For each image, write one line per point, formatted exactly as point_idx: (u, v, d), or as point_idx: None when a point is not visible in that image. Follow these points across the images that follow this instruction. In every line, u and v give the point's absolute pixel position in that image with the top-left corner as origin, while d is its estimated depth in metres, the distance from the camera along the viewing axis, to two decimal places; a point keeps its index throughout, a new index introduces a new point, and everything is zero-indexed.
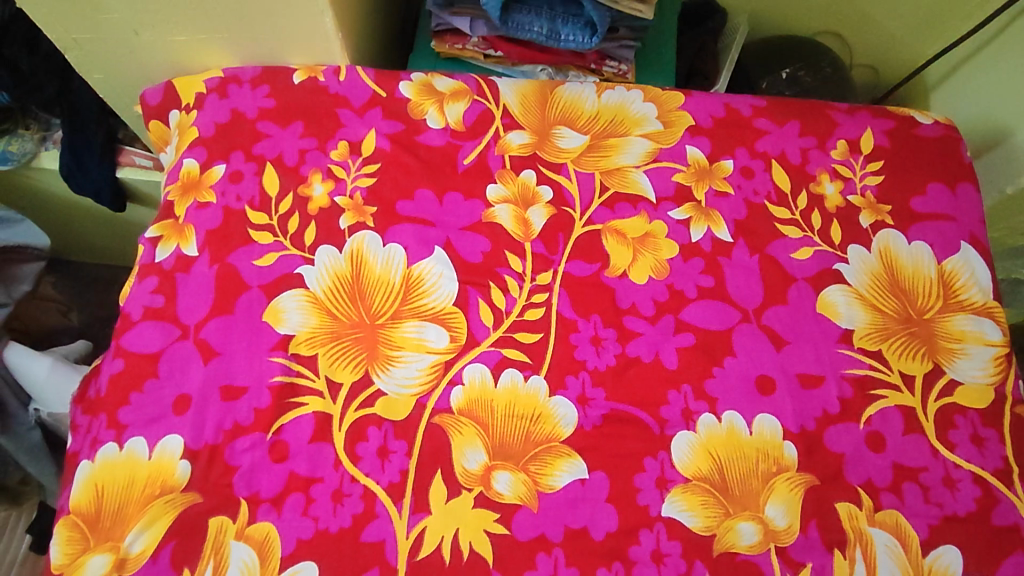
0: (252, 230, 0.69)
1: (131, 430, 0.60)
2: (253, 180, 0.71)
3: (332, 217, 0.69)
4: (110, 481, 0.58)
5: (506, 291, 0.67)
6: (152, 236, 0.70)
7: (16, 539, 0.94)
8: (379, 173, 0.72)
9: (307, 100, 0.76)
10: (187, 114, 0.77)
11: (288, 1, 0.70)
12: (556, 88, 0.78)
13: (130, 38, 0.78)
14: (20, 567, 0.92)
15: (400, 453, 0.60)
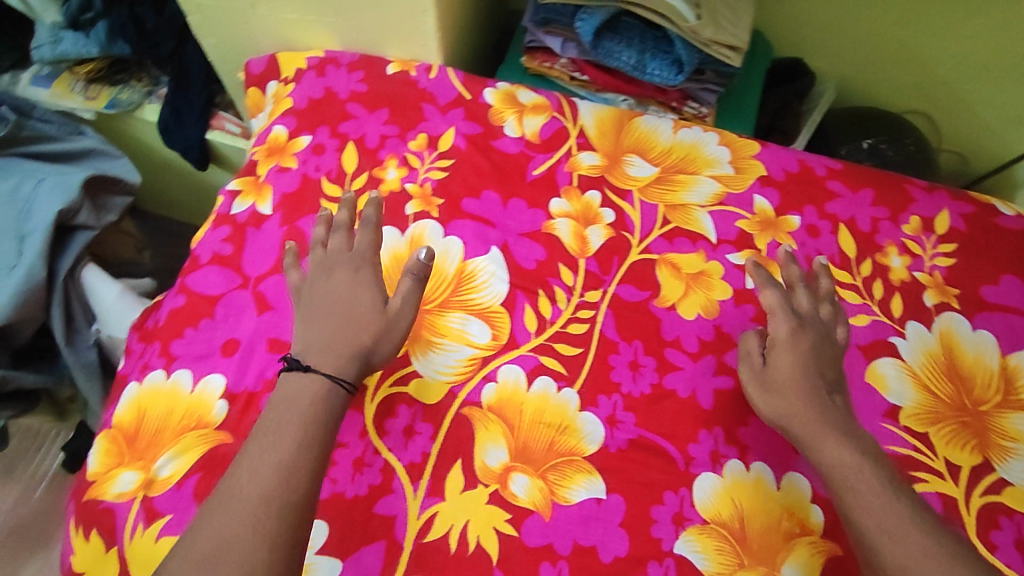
0: (325, 201, 0.73)
1: (180, 363, 0.64)
2: (334, 155, 0.76)
3: (400, 202, 0.73)
4: (153, 405, 0.62)
5: (554, 301, 0.68)
6: (233, 189, 0.75)
7: (50, 456, 1.02)
8: (451, 168, 0.75)
9: (396, 90, 0.80)
10: (285, 86, 0.84)
11: None
12: (634, 118, 0.79)
13: (247, 10, 0.85)
14: (50, 481, 1.00)
15: (426, 435, 0.61)
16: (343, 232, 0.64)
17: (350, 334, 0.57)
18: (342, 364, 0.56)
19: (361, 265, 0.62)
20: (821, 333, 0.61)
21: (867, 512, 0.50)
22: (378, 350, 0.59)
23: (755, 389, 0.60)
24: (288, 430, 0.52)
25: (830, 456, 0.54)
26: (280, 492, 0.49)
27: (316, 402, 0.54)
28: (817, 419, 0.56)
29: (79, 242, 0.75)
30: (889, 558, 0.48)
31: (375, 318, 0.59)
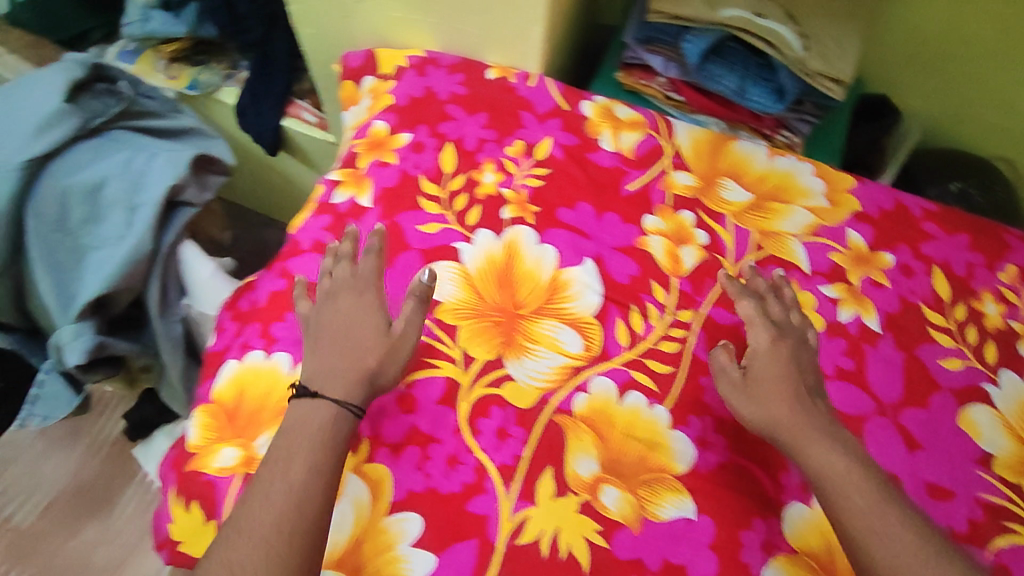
0: (423, 199, 0.74)
1: (280, 345, 0.65)
2: (432, 154, 0.77)
3: (497, 206, 0.74)
4: (252, 384, 0.63)
5: (646, 317, 0.69)
6: (334, 178, 0.76)
7: (111, 422, 1.10)
8: (548, 177, 0.76)
9: (495, 95, 0.81)
10: (385, 82, 0.85)
11: (507, 5, 0.76)
12: (730, 143, 0.79)
13: (352, 4, 0.86)
14: (111, 445, 1.08)
15: (518, 438, 0.62)
16: (348, 259, 0.65)
17: (356, 359, 0.59)
18: (349, 388, 0.57)
19: (365, 289, 0.63)
20: (796, 339, 0.62)
21: (856, 515, 0.52)
22: (383, 372, 0.60)
23: (737, 399, 0.60)
24: (298, 457, 0.53)
25: (818, 461, 0.55)
26: (297, 517, 0.51)
27: (327, 425, 0.55)
28: (801, 424, 0.57)
29: (179, 218, 0.75)
30: (879, 558, 0.50)
31: (380, 341, 0.60)
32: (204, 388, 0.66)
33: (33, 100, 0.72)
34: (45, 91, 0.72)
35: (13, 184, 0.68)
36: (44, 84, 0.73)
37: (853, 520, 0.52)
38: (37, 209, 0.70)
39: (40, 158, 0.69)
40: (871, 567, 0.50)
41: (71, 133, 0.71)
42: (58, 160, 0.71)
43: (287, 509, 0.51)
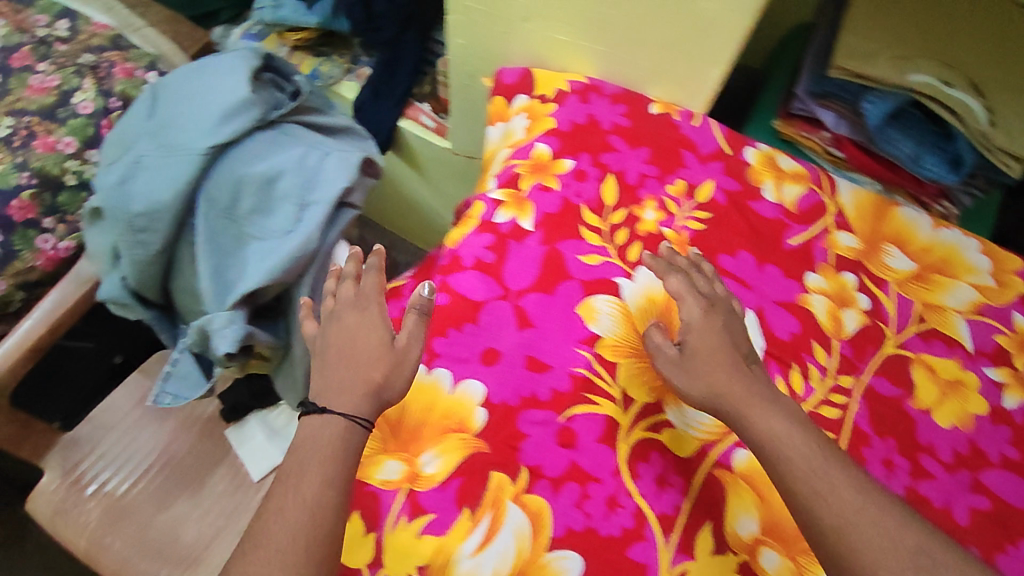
0: (584, 228, 0.74)
1: (441, 361, 0.66)
2: (595, 184, 0.76)
3: (658, 245, 0.74)
4: (413, 397, 0.64)
5: (807, 378, 0.68)
6: (496, 198, 0.76)
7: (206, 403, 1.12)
8: (709, 222, 0.76)
9: (658, 130, 0.80)
10: (544, 104, 0.84)
11: (686, 45, 0.76)
12: (894, 207, 0.78)
13: (516, 22, 0.86)
14: (206, 422, 1.11)
15: (678, 488, 0.61)
16: (351, 278, 0.66)
17: (360, 373, 0.59)
18: (356, 403, 0.57)
19: (367, 305, 0.63)
20: (724, 309, 0.64)
21: (802, 480, 0.52)
22: (390, 384, 0.60)
23: (677, 376, 0.60)
24: (312, 468, 0.54)
25: (759, 426, 0.55)
26: (311, 528, 0.51)
27: (338, 439, 0.56)
28: (742, 394, 0.57)
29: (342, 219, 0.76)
30: (828, 520, 0.50)
31: (385, 353, 0.60)
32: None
33: (218, 87, 0.73)
34: (230, 80, 0.73)
35: (193, 170, 0.69)
36: (228, 72, 0.74)
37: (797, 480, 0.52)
38: (209, 196, 0.71)
39: (220, 146, 0.70)
40: (821, 529, 0.50)
41: (252, 125, 0.72)
42: (235, 149, 0.72)
43: (302, 521, 0.51)
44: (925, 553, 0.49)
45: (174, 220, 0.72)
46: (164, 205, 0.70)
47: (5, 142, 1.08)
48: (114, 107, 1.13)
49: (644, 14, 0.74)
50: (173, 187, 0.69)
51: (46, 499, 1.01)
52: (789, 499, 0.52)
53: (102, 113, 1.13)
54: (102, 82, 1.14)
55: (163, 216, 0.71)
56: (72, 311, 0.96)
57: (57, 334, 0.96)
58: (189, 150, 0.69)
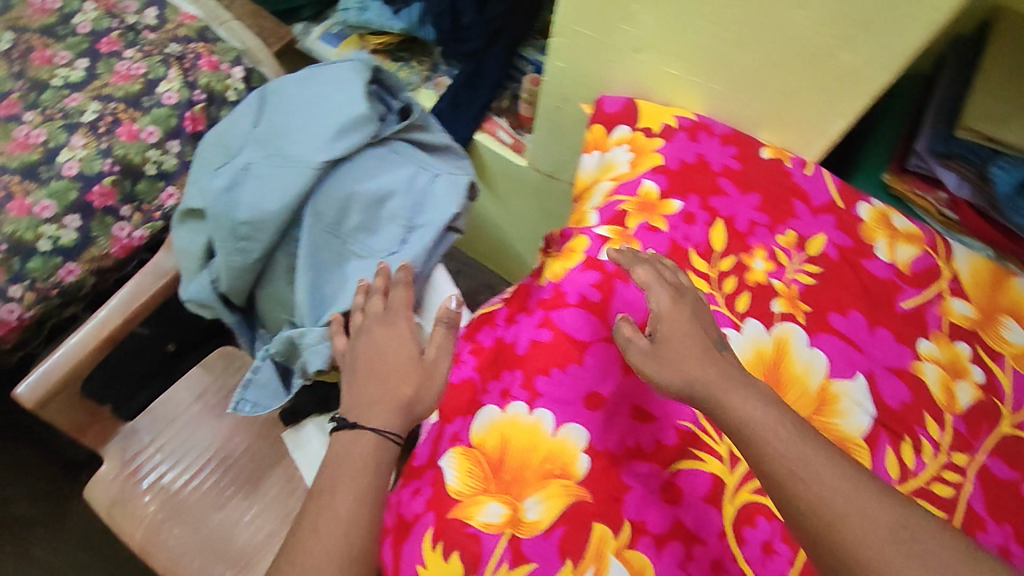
0: (692, 273, 0.72)
1: (544, 401, 0.65)
2: (703, 228, 0.74)
3: (767, 297, 0.72)
4: (515, 437, 0.64)
5: (919, 452, 0.65)
6: (602, 234, 0.74)
7: None
8: (820, 276, 0.74)
9: (770, 176, 0.78)
10: (650, 139, 0.82)
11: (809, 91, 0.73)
12: (1012, 278, 0.75)
13: (626, 52, 0.83)
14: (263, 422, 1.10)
15: (785, 557, 0.59)
16: (378, 292, 0.69)
17: (393, 389, 0.64)
18: (392, 419, 0.62)
19: (396, 320, 0.67)
20: (693, 299, 0.59)
21: (776, 458, 0.47)
22: (420, 398, 0.64)
23: (650, 367, 0.55)
24: (343, 487, 0.58)
25: (738, 407, 0.50)
26: (346, 545, 0.57)
27: (370, 454, 0.60)
28: (718, 377, 0.52)
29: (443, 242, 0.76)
30: (804, 497, 0.45)
31: (415, 369, 0.65)
32: (462, 425, 0.67)
33: (332, 99, 0.72)
34: (344, 93, 0.72)
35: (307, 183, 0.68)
36: (340, 83, 0.73)
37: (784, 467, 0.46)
38: (316, 209, 0.70)
39: (334, 161, 0.70)
40: (797, 508, 0.45)
41: (366, 142, 0.71)
42: (347, 164, 0.71)
43: (337, 539, 0.56)
44: (907, 529, 0.44)
45: (277, 231, 0.71)
46: (272, 216, 0.69)
47: (91, 127, 1.07)
48: (197, 99, 1.12)
49: (774, 59, 0.72)
50: (283, 199, 0.68)
51: (104, 488, 1.02)
52: (768, 484, 0.47)
53: (185, 104, 1.11)
54: (187, 72, 1.13)
55: (269, 227, 0.70)
56: (147, 304, 0.96)
57: (131, 324, 0.95)
58: (303, 163, 0.68)
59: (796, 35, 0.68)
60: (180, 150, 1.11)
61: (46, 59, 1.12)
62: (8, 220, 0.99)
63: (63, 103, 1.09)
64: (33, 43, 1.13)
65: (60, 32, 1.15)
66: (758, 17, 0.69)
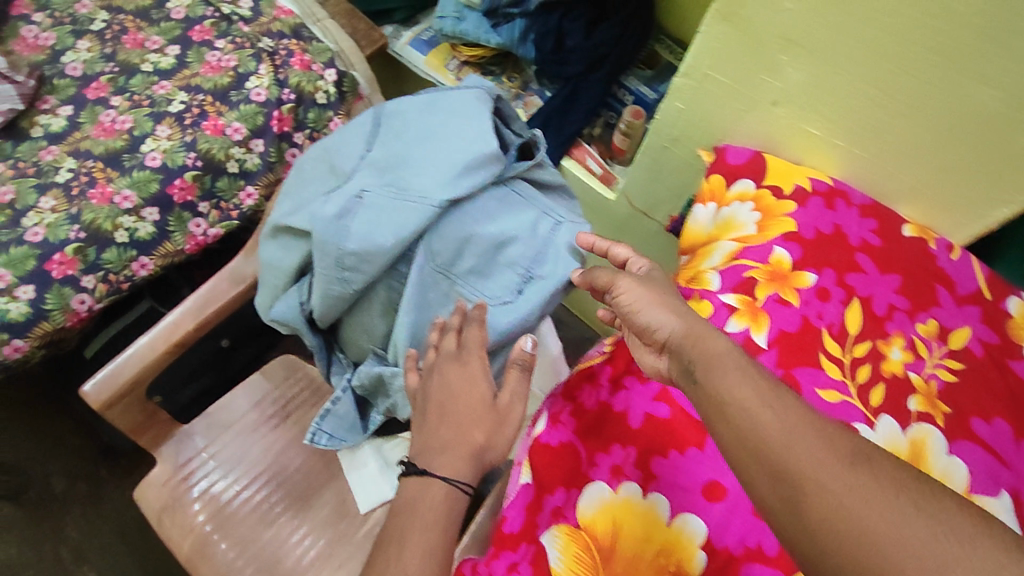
0: (824, 358, 0.67)
1: (659, 485, 0.61)
2: (838, 307, 0.70)
3: (903, 392, 0.67)
4: (627, 522, 0.60)
5: None
6: (730, 304, 0.71)
7: None
8: (962, 374, 0.68)
9: (912, 257, 0.74)
10: (780, 202, 0.77)
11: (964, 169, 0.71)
12: None
13: (761, 105, 0.80)
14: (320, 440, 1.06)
15: None
16: (453, 330, 0.66)
17: (463, 434, 0.63)
18: (463, 467, 0.62)
19: (469, 361, 0.65)
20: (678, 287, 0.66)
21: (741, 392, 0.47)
22: (491, 444, 0.64)
23: (637, 286, 0.59)
24: (411, 539, 0.58)
25: (709, 339, 0.52)
26: None
27: (439, 504, 0.60)
28: (693, 323, 0.54)
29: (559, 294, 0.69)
30: (770, 432, 0.45)
31: (487, 414, 0.64)
32: (566, 498, 0.63)
33: (455, 130, 0.68)
34: (468, 125, 0.68)
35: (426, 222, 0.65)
36: (464, 113, 0.69)
37: (735, 394, 0.47)
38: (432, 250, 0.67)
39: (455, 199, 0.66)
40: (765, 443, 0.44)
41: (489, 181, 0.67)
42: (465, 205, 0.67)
43: None
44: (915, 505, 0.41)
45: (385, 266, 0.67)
46: (385, 252, 0.65)
47: (177, 118, 1.04)
48: (286, 99, 1.08)
49: (944, 133, 0.69)
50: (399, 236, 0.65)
51: (155, 492, 0.99)
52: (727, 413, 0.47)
53: (274, 104, 1.07)
54: (277, 70, 1.09)
55: (380, 263, 0.66)
56: (220, 310, 0.92)
57: (202, 331, 0.91)
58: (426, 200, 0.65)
59: (980, 114, 0.65)
60: (264, 149, 1.07)
61: (137, 42, 1.10)
62: (88, 208, 0.97)
63: (150, 90, 1.06)
64: (126, 25, 1.11)
65: (153, 15, 1.12)
66: (937, 89, 0.66)
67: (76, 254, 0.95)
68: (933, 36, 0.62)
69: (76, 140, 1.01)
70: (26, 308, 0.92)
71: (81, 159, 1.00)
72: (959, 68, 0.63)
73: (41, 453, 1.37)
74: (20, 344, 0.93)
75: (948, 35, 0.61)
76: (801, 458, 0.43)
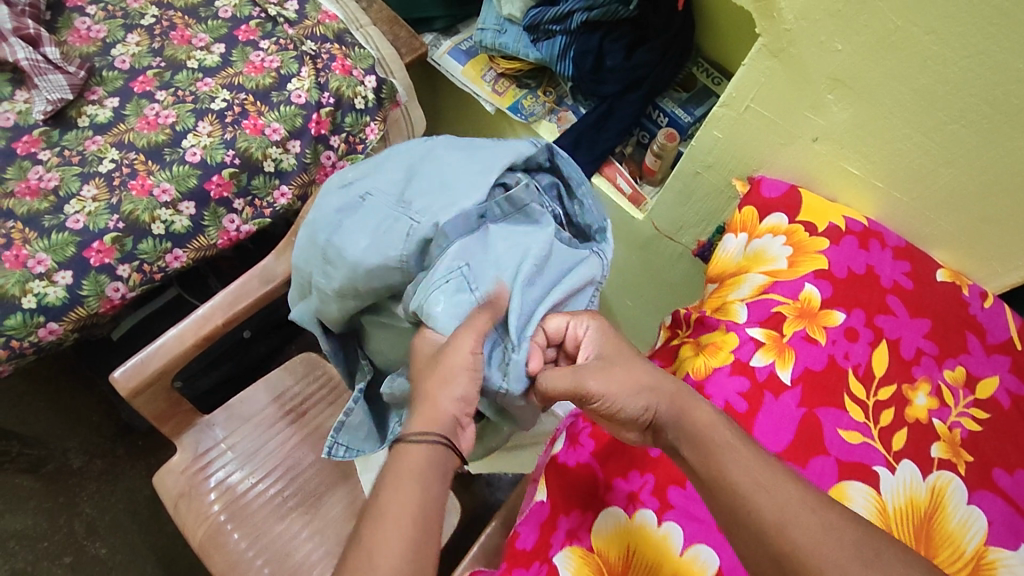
0: (849, 399, 0.68)
1: (674, 513, 0.61)
2: (866, 349, 0.70)
3: (925, 438, 0.67)
4: (642, 547, 0.60)
5: None
6: (756, 337, 0.71)
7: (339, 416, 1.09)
8: (987, 424, 0.68)
9: (944, 301, 0.73)
10: (812, 238, 0.78)
11: (1006, 220, 0.71)
12: None
13: (801, 140, 0.81)
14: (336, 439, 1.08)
15: None
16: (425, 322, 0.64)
17: (423, 391, 0.59)
18: (431, 423, 0.57)
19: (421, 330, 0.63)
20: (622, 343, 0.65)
21: (737, 464, 0.53)
22: (457, 390, 0.59)
23: (594, 381, 0.58)
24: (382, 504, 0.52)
25: (702, 416, 0.57)
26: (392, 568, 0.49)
27: (411, 464, 0.55)
28: (677, 398, 0.59)
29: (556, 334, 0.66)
30: (769, 513, 0.50)
31: (438, 359, 0.59)
32: (579, 521, 0.64)
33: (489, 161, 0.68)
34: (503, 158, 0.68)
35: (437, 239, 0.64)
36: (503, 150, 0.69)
37: (736, 474, 0.53)
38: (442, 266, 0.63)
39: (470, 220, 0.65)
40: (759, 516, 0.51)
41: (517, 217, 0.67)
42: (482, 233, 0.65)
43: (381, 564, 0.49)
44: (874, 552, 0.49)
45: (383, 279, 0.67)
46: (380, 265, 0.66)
47: (219, 115, 1.06)
48: (325, 103, 1.10)
49: (987, 182, 0.70)
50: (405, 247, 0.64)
51: (174, 479, 1.00)
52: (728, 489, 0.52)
53: (314, 106, 1.09)
54: (318, 73, 1.11)
55: (382, 272, 0.66)
56: (249, 307, 0.94)
57: (231, 325, 0.94)
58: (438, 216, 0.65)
59: None
60: (301, 150, 1.09)
61: (184, 39, 1.12)
62: (128, 199, 0.99)
63: (194, 87, 1.08)
64: (175, 21, 1.13)
65: (202, 13, 1.15)
66: (984, 140, 0.67)
67: (114, 243, 0.97)
68: (988, 89, 0.63)
69: (121, 131, 1.04)
70: (63, 293, 0.95)
71: (124, 150, 1.02)
72: (1010, 121, 0.64)
73: (62, 429, 1.39)
74: (54, 326, 0.95)
75: (1001, 89, 0.62)
76: (799, 532, 0.50)
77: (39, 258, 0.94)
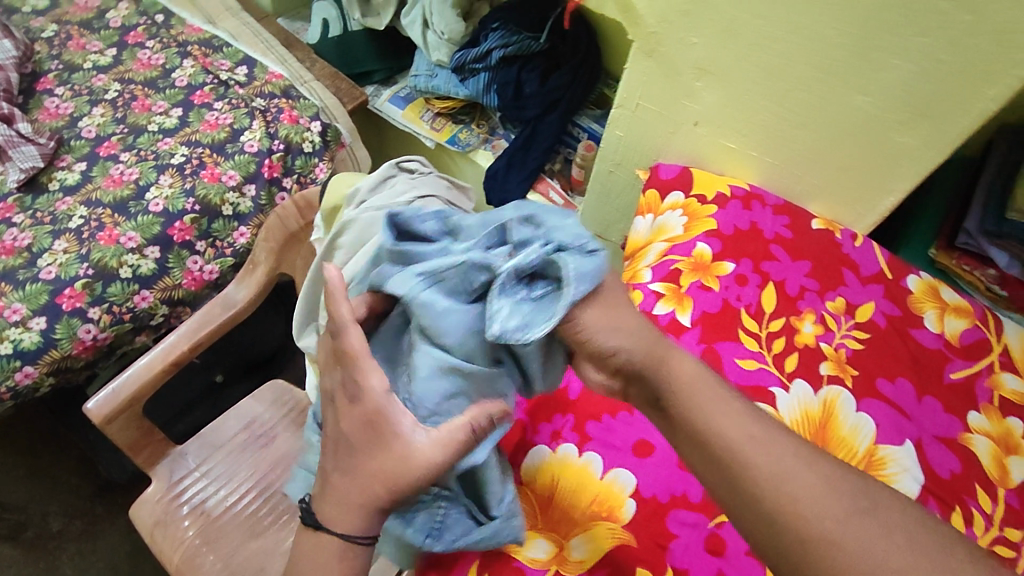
0: (743, 333, 0.76)
1: (593, 445, 0.68)
2: (755, 290, 0.79)
3: (814, 359, 0.74)
4: (564, 476, 0.66)
5: (970, 523, 0.66)
6: (657, 290, 0.80)
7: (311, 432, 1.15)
8: (869, 342, 0.76)
9: (820, 245, 0.84)
10: (704, 205, 0.88)
11: (861, 168, 0.82)
12: None
13: (686, 125, 0.93)
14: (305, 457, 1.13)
15: None
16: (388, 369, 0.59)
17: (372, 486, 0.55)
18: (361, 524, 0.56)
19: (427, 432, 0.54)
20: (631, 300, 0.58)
21: (720, 422, 0.51)
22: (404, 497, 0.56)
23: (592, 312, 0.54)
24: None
25: (681, 370, 0.54)
26: None
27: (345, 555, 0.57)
28: (660, 348, 0.55)
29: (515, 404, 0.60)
30: (756, 461, 0.49)
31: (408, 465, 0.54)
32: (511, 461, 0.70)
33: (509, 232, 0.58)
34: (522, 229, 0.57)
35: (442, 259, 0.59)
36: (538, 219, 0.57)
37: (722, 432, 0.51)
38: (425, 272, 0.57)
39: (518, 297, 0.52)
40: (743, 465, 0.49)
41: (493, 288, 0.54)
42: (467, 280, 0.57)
43: None
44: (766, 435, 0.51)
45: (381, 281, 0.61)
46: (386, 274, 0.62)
47: (178, 168, 1.17)
48: (276, 149, 1.22)
49: (835, 136, 0.81)
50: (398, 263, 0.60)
51: (149, 509, 1.03)
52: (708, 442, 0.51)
53: (265, 153, 1.21)
54: (269, 125, 1.24)
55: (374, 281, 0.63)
56: (213, 333, 1.01)
57: (195, 352, 1.00)
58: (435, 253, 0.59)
59: (860, 118, 0.77)
60: (256, 194, 1.19)
61: (145, 107, 1.25)
62: (97, 248, 1.08)
63: (155, 146, 1.20)
64: (136, 93, 1.26)
65: (160, 84, 1.28)
66: (822, 100, 0.78)
67: (84, 289, 1.06)
68: (814, 58, 0.75)
69: (88, 191, 1.14)
70: (37, 337, 1.02)
71: (92, 207, 1.12)
72: (835, 80, 0.76)
73: (41, 493, 1.42)
74: (30, 370, 1.02)
75: (823, 55, 0.74)
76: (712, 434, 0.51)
77: (14, 307, 1.02)
